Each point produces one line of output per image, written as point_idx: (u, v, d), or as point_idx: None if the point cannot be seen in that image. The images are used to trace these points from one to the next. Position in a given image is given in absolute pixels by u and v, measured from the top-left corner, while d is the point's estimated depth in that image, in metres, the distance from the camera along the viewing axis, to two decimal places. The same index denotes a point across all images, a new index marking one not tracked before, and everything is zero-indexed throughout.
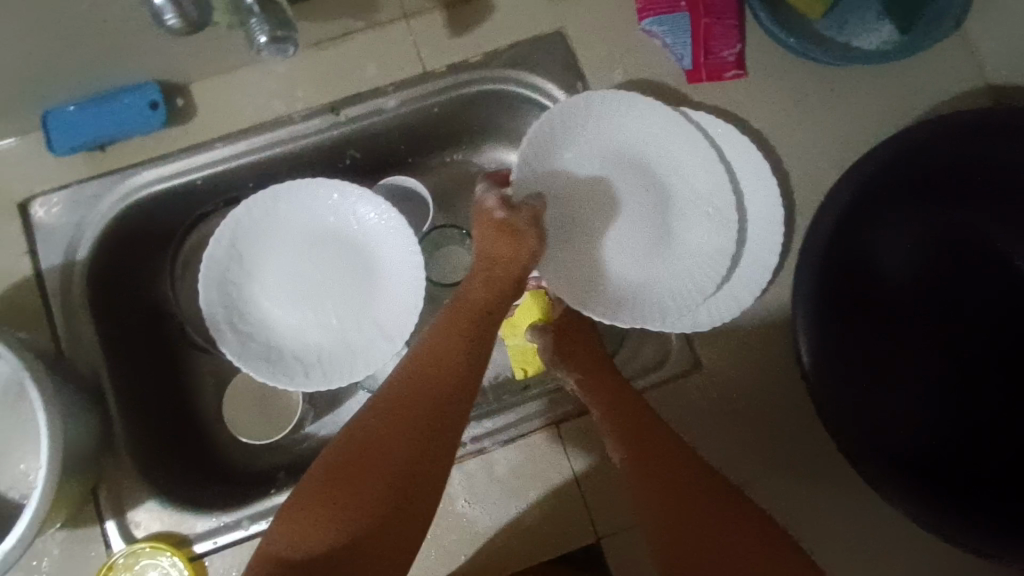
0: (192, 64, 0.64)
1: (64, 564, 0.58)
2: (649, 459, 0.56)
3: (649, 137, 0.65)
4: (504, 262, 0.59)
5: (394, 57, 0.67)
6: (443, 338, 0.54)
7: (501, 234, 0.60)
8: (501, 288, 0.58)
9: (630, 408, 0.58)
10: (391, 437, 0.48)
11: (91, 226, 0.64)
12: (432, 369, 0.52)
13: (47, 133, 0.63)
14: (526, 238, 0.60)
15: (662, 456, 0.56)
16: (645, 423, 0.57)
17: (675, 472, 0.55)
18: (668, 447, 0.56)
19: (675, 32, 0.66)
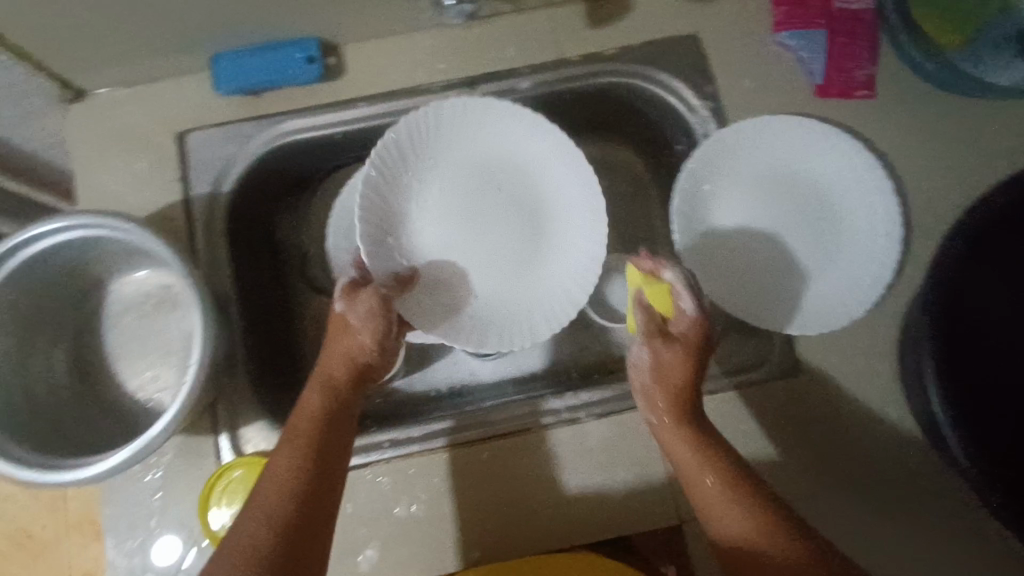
0: (349, 26, 0.69)
1: (177, 467, 0.63)
2: (720, 526, 0.49)
3: (488, 144, 0.70)
4: (343, 358, 0.57)
5: (534, 40, 0.70)
6: (281, 444, 0.53)
7: (339, 333, 0.58)
8: (337, 387, 0.57)
9: (687, 465, 0.51)
10: (286, 469, 0.51)
11: (237, 163, 0.69)
12: (312, 408, 0.55)
13: (214, 73, 0.68)
14: (357, 331, 0.57)
15: (725, 519, 0.48)
16: (700, 481, 0.50)
17: (742, 536, 0.47)
18: (727, 507, 0.49)
19: (811, 48, 0.68)
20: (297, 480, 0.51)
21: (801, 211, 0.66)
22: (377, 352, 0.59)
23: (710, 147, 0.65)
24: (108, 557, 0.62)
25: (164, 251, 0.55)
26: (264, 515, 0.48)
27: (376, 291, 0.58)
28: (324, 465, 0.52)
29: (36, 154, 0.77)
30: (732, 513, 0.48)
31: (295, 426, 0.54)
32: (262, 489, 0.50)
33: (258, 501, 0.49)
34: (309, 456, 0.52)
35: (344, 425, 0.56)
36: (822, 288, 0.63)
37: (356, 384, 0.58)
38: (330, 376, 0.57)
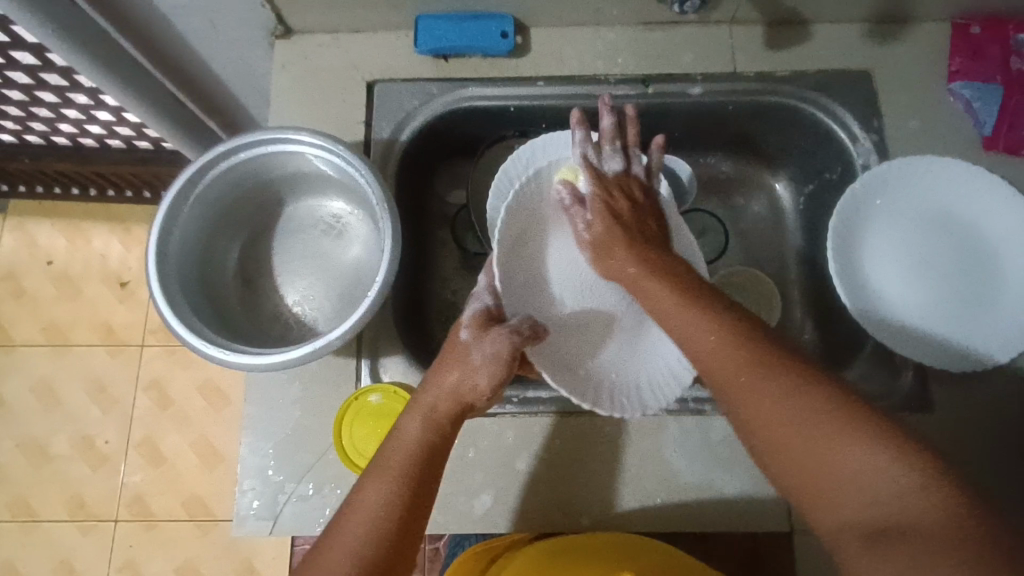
0: (544, 11, 0.73)
1: (320, 382, 0.67)
2: (709, 362, 0.51)
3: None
4: (450, 395, 0.55)
5: (713, 51, 0.74)
6: (370, 476, 0.52)
7: (455, 367, 0.56)
8: (440, 426, 0.55)
9: (671, 308, 0.54)
10: (373, 499, 0.50)
11: (417, 118, 0.74)
12: (404, 441, 0.54)
13: (415, 34, 0.73)
14: (477, 373, 0.55)
15: (721, 359, 0.50)
16: (695, 328, 0.52)
17: (739, 365, 0.49)
18: (719, 343, 0.50)
19: (984, 100, 0.70)
20: (389, 518, 0.50)
21: (956, 256, 0.67)
22: (488, 396, 0.56)
23: (886, 169, 0.67)
24: (243, 454, 0.65)
25: (367, 175, 0.61)
26: (349, 551, 0.48)
27: (507, 335, 0.56)
28: (421, 502, 0.51)
29: (223, 80, 0.83)
30: (721, 353, 0.50)
31: (389, 459, 0.53)
32: (350, 528, 0.49)
33: (345, 542, 0.49)
34: (401, 497, 0.51)
35: (439, 467, 0.54)
36: (973, 332, 0.64)
37: (459, 421, 0.56)
38: (433, 409, 0.55)
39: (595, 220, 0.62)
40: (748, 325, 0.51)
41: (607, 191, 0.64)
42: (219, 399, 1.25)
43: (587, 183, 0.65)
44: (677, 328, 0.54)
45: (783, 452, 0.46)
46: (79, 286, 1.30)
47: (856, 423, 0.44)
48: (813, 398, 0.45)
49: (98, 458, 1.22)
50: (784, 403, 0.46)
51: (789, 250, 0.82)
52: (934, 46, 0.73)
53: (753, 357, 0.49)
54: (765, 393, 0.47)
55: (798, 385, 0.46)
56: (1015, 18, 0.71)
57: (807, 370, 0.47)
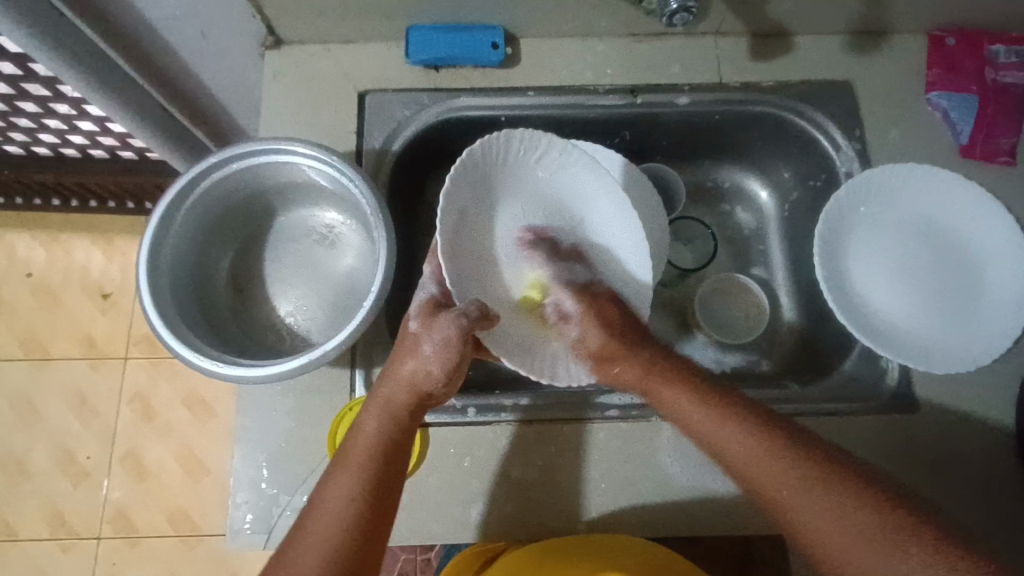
0: (534, 23, 0.74)
1: (314, 392, 0.67)
2: (752, 476, 0.51)
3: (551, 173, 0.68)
4: (406, 387, 0.56)
5: (699, 62, 0.76)
6: (336, 468, 0.53)
7: (408, 359, 0.55)
8: (399, 414, 0.55)
9: (707, 420, 0.55)
10: (338, 494, 0.51)
11: (409, 128, 0.74)
12: (366, 433, 0.54)
13: (407, 45, 0.73)
14: (426, 360, 0.55)
15: (739, 452, 0.52)
16: (710, 422, 0.54)
17: (780, 473, 0.50)
18: (762, 455, 0.51)
19: (961, 110, 0.72)
20: (357, 508, 0.51)
21: (936, 263, 0.69)
22: (443, 383, 0.56)
23: (872, 177, 0.69)
24: (236, 466, 0.64)
25: (361, 185, 0.61)
26: (320, 544, 0.49)
27: (451, 321, 0.55)
28: (387, 490, 0.53)
29: (212, 90, 0.83)
30: (764, 467, 0.51)
31: (352, 449, 0.54)
32: (318, 519, 0.51)
33: (315, 535, 0.50)
34: (368, 486, 0.52)
35: (405, 453, 0.55)
36: (958, 339, 0.65)
37: (418, 410, 0.57)
38: (391, 401, 0.55)
39: (589, 332, 0.60)
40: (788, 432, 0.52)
41: (596, 304, 0.62)
42: (205, 412, 1.23)
43: (567, 295, 0.63)
44: (694, 422, 0.56)
45: (839, 574, 0.46)
46: (59, 297, 1.28)
47: (876, 505, 0.46)
48: (861, 511, 0.46)
49: (79, 473, 1.20)
50: (833, 519, 0.47)
51: (775, 255, 0.83)
52: (912, 57, 0.75)
53: (796, 470, 0.49)
54: (812, 510, 0.48)
55: (844, 497, 0.47)
56: (989, 32, 0.74)
57: (852, 477, 0.48)
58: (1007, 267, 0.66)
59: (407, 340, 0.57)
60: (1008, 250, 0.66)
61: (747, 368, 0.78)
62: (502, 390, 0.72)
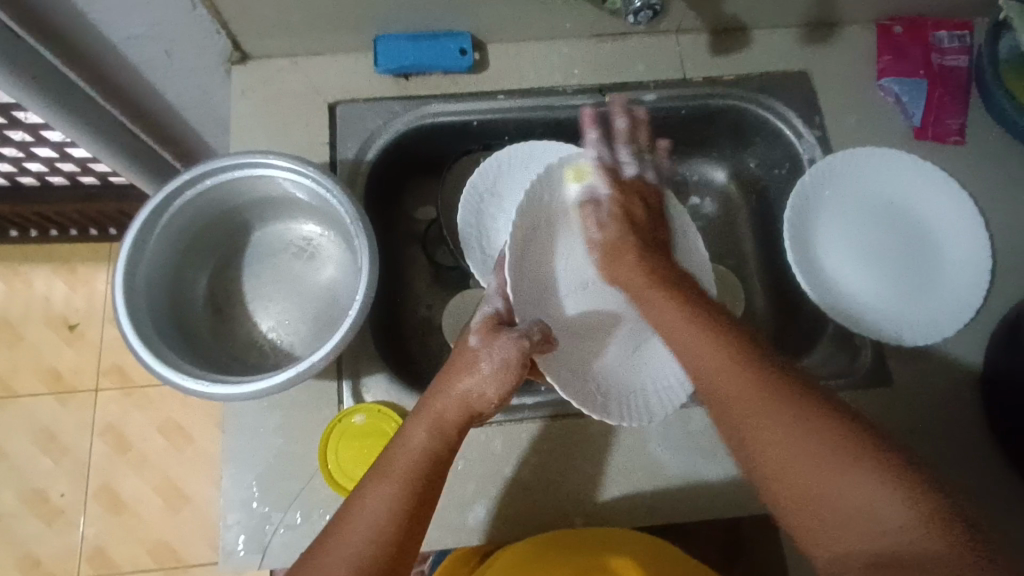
0: (500, 28, 0.75)
1: (302, 408, 0.66)
2: (714, 381, 0.55)
3: None
4: (457, 402, 0.56)
5: (663, 59, 0.78)
6: (375, 478, 0.53)
7: (465, 374, 0.56)
8: (447, 430, 0.56)
9: (684, 332, 0.59)
10: (373, 506, 0.51)
11: (381, 137, 0.74)
12: (407, 452, 0.54)
13: (375, 53, 0.74)
14: (484, 381, 0.56)
15: (723, 372, 0.54)
16: (703, 346, 0.57)
17: (756, 403, 0.51)
18: (731, 367, 0.54)
19: (911, 94, 0.76)
20: (394, 518, 0.51)
21: (907, 242, 0.72)
22: (496, 404, 0.57)
23: (836, 162, 0.72)
24: (225, 488, 0.63)
25: (339, 195, 0.61)
26: (353, 555, 0.49)
27: (517, 345, 0.56)
28: (422, 508, 0.52)
29: (177, 109, 0.82)
30: (735, 377, 0.53)
31: (393, 461, 0.54)
32: (354, 528, 0.50)
33: (350, 544, 0.50)
34: (407, 502, 0.52)
35: (444, 469, 0.55)
36: (925, 313, 0.68)
37: (466, 428, 0.57)
38: (439, 415, 0.56)
39: (608, 222, 0.69)
40: (757, 351, 0.55)
41: (625, 196, 0.71)
42: (183, 440, 1.19)
43: (606, 185, 0.71)
44: (681, 343, 0.58)
45: (785, 470, 0.49)
46: (22, 332, 1.23)
47: (855, 450, 0.47)
48: (813, 421, 0.49)
49: (53, 512, 1.15)
50: (791, 424, 0.50)
51: (747, 244, 0.86)
52: (862, 46, 0.79)
53: (761, 381, 0.52)
54: (769, 415, 0.51)
55: (800, 406, 0.50)
56: (931, 20, 0.78)
57: (816, 397, 0.51)
58: (967, 245, 0.70)
59: (464, 357, 0.58)
60: (969, 228, 0.70)
61: None
62: None
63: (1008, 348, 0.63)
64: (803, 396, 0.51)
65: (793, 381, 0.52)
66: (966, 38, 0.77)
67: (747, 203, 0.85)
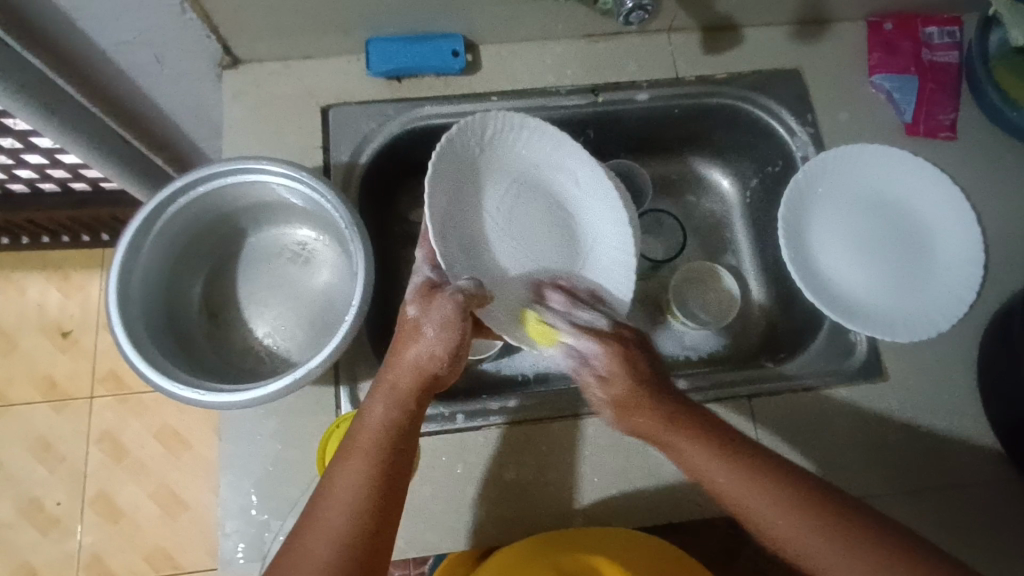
0: (492, 29, 0.75)
1: (299, 413, 0.66)
2: (715, 488, 0.53)
3: (528, 155, 0.72)
4: (409, 374, 0.56)
5: (655, 59, 0.78)
6: (343, 459, 0.53)
7: (411, 342, 0.56)
8: (406, 401, 0.55)
9: (675, 443, 0.55)
10: (343, 484, 0.51)
11: (374, 140, 0.74)
12: (368, 431, 0.54)
13: (367, 56, 0.73)
14: (426, 342, 0.55)
15: (721, 481, 0.52)
16: (692, 453, 0.54)
17: (762, 509, 0.51)
18: (756, 498, 0.51)
19: (902, 90, 0.76)
20: (366, 495, 0.51)
21: (888, 234, 0.73)
22: (448, 363, 0.56)
23: (830, 155, 0.72)
24: (223, 496, 0.63)
25: (333, 200, 0.61)
26: (326, 535, 0.49)
27: (452, 296, 0.56)
28: (392, 480, 0.52)
29: (167, 114, 0.81)
30: (770, 505, 0.50)
31: (358, 438, 0.54)
32: (325, 509, 0.50)
33: (323, 527, 0.49)
34: (375, 476, 0.52)
35: (411, 440, 0.55)
36: (920, 309, 0.68)
37: (423, 398, 0.56)
38: (393, 388, 0.56)
39: (610, 376, 0.56)
40: (776, 469, 0.52)
41: (622, 346, 0.57)
42: (180, 447, 1.19)
43: (585, 341, 0.57)
44: (672, 451, 0.55)
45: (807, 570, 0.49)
46: (15, 340, 1.22)
47: (857, 540, 0.48)
48: (818, 521, 0.49)
49: (49, 521, 1.14)
50: (798, 527, 0.49)
51: (741, 241, 0.86)
52: (853, 43, 0.79)
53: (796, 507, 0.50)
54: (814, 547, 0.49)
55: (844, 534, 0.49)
56: (921, 16, 0.79)
57: (807, 490, 0.51)
58: (959, 242, 0.69)
59: (404, 327, 0.58)
60: (962, 225, 0.70)
61: (723, 353, 0.80)
62: (488, 394, 0.72)
63: (1001, 342, 0.64)
64: (797, 492, 0.51)
65: (781, 471, 0.52)
66: (956, 34, 0.77)
67: (741, 201, 0.86)
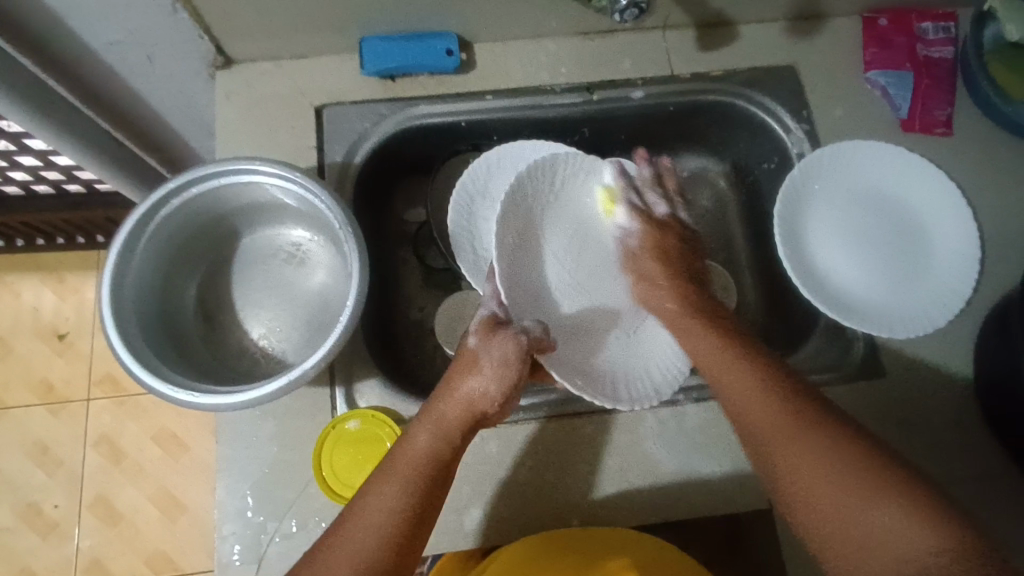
0: (486, 28, 0.75)
1: (295, 415, 0.65)
2: (739, 407, 0.56)
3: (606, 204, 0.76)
4: (461, 406, 0.57)
5: (650, 56, 0.78)
6: (380, 478, 0.53)
7: (469, 375, 0.57)
8: (451, 433, 0.55)
9: (716, 360, 0.60)
10: (375, 501, 0.51)
11: (369, 139, 0.74)
12: (410, 455, 0.54)
13: (361, 55, 0.73)
14: (482, 377, 0.57)
15: (752, 401, 0.55)
16: (731, 376, 0.58)
17: (782, 429, 0.53)
18: (763, 393, 0.55)
19: (897, 86, 0.76)
20: (397, 520, 0.51)
21: (895, 231, 0.72)
22: (499, 403, 0.58)
23: (827, 151, 0.72)
24: (220, 497, 0.63)
25: (327, 200, 0.60)
26: (351, 557, 0.49)
27: (516, 338, 0.58)
28: (424, 512, 0.52)
29: (161, 115, 0.81)
30: (789, 427, 0.52)
31: (399, 462, 0.54)
32: (354, 530, 0.50)
33: (349, 545, 0.49)
34: (408, 505, 0.51)
35: (448, 472, 0.55)
36: (916, 304, 0.68)
37: (470, 431, 0.57)
38: (442, 417, 0.56)
39: (643, 253, 0.70)
40: (805, 397, 0.55)
41: (662, 237, 0.71)
42: (178, 448, 1.19)
43: (634, 222, 0.72)
44: (708, 369, 0.60)
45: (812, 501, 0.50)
46: (10, 344, 1.22)
47: (879, 484, 0.48)
48: (834, 449, 0.50)
49: (47, 525, 1.14)
50: (813, 453, 0.50)
51: (738, 238, 0.86)
52: (848, 39, 0.79)
53: (798, 409, 0.54)
54: (805, 455, 0.51)
55: (837, 440, 0.51)
56: (915, 12, 0.78)
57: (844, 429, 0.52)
58: (957, 240, 0.70)
59: (464, 359, 0.59)
60: (961, 226, 0.70)
61: None
62: None
63: (998, 337, 0.64)
64: (829, 427, 0.52)
65: (822, 409, 0.54)
66: (950, 29, 0.77)
67: (737, 198, 0.86)
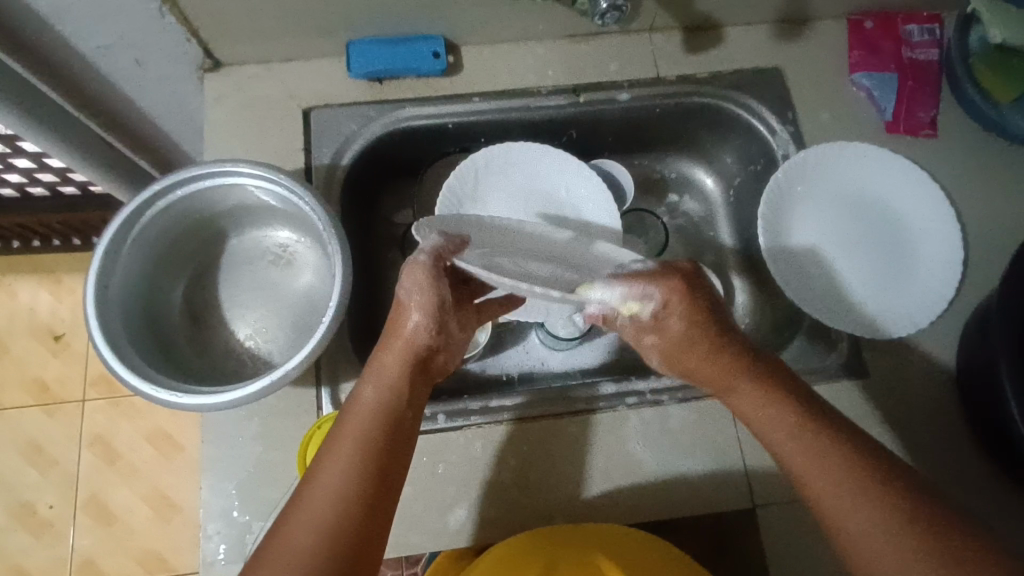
0: (474, 30, 0.75)
1: (280, 415, 0.66)
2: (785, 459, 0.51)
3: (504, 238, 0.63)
4: (400, 349, 0.56)
5: (638, 58, 0.78)
6: (332, 447, 0.51)
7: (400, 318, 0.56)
8: (396, 383, 0.55)
9: (759, 403, 0.54)
10: (331, 470, 0.49)
11: (355, 142, 0.74)
12: (356, 419, 0.53)
13: (349, 58, 0.74)
14: (407, 311, 0.56)
15: (795, 454, 0.51)
16: (776, 421, 0.52)
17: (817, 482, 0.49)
18: (795, 445, 0.51)
19: (882, 88, 0.77)
20: (357, 482, 0.49)
21: (875, 234, 0.73)
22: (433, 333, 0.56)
23: (811, 153, 0.72)
24: (205, 498, 0.63)
25: (310, 201, 0.61)
26: (315, 522, 0.47)
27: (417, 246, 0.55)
28: (386, 463, 0.51)
29: (151, 116, 0.81)
30: (825, 479, 0.49)
31: (352, 422, 0.52)
32: (317, 494, 0.48)
33: (309, 516, 0.47)
34: (366, 465, 0.50)
35: (403, 425, 0.54)
36: (898, 306, 0.68)
37: (416, 374, 0.56)
38: (382, 367, 0.56)
39: (671, 320, 0.54)
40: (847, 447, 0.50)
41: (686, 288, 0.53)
42: (171, 448, 1.19)
43: (639, 290, 0.53)
44: (750, 413, 0.54)
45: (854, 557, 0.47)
46: (7, 344, 1.22)
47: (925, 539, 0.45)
48: (875, 503, 0.47)
49: (42, 525, 1.15)
50: (858, 510, 0.47)
51: (726, 239, 0.86)
52: (834, 41, 0.80)
53: (867, 500, 0.47)
54: (854, 512, 0.47)
55: (894, 511, 0.46)
56: (901, 15, 0.79)
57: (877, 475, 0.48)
58: (940, 239, 0.70)
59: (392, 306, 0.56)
60: (943, 227, 0.70)
61: None
62: (470, 395, 0.73)
63: (977, 340, 0.64)
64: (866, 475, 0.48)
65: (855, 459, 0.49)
66: (936, 32, 0.78)
67: (725, 199, 0.86)
